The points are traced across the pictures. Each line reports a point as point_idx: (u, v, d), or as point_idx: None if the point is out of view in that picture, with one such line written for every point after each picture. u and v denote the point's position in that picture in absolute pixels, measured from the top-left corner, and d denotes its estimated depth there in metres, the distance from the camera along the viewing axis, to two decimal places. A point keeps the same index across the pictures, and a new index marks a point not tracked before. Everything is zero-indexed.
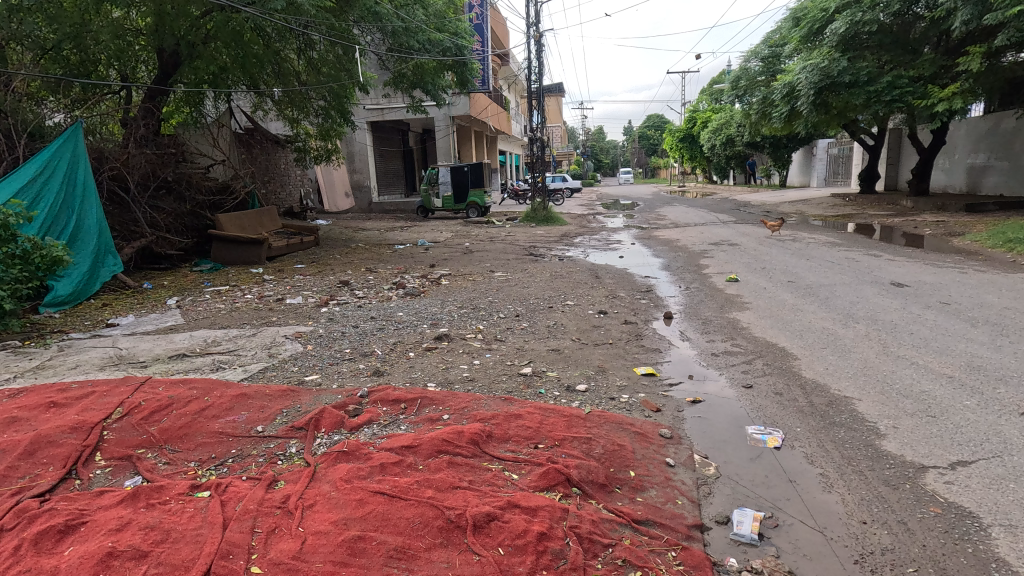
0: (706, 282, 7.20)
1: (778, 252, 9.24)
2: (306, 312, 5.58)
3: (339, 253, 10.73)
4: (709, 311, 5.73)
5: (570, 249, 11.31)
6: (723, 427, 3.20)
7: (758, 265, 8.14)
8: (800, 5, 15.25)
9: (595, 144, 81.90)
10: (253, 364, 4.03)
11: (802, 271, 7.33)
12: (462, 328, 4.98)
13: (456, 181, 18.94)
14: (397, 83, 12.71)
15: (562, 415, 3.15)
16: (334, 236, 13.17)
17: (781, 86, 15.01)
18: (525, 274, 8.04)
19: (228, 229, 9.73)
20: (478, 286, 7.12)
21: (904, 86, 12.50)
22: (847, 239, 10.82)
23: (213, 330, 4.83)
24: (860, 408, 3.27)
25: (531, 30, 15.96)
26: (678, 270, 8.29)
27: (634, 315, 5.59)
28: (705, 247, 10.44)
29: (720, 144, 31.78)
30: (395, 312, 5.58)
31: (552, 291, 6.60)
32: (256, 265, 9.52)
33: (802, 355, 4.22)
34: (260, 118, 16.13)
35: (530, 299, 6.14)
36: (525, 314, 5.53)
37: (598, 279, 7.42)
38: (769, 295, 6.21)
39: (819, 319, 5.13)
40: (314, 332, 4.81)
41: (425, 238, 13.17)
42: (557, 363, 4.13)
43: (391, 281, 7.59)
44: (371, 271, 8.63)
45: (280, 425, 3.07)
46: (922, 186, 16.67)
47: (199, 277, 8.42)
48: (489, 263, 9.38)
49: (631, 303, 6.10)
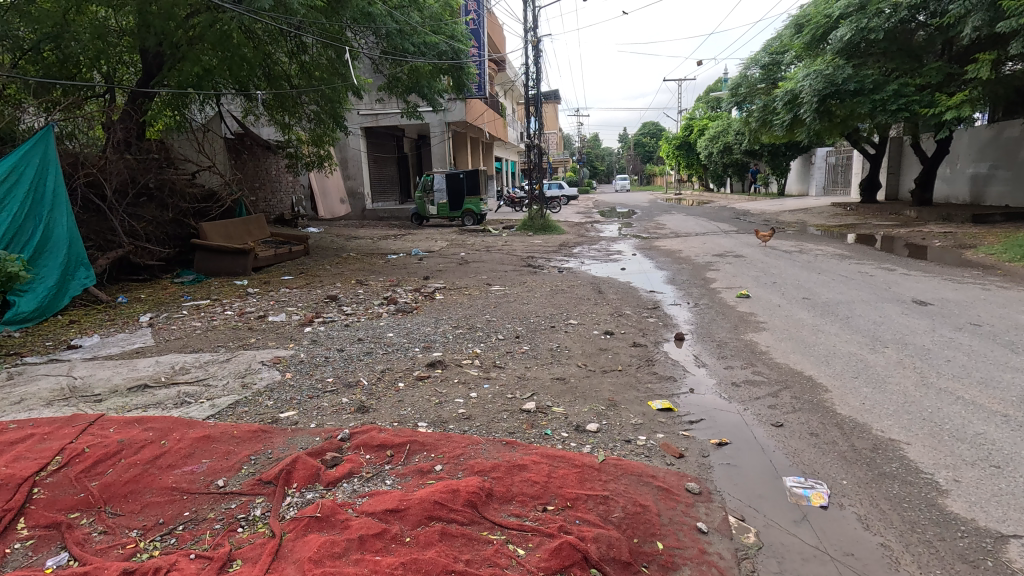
0: (715, 297, 6.82)
1: (786, 265, 8.87)
2: (288, 332, 5.14)
3: (329, 264, 10.30)
4: (724, 332, 5.33)
5: (569, 260, 10.91)
6: (756, 479, 2.79)
7: (769, 279, 7.75)
8: (802, 11, 14.98)
9: (590, 151, 81.74)
10: (224, 397, 3.57)
11: (816, 287, 6.96)
12: (457, 352, 4.56)
13: (451, 187, 18.54)
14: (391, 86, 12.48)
15: (573, 464, 2.73)
16: (325, 245, 12.75)
17: (783, 94, 14.74)
18: (523, 288, 7.63)
19: (213, 239, 9.27)
20: (475, 302, 6.71)
21: (911, 95, 12.19)
22: (856, 250, 10.47)
23: (183, 354, 4.38)
24: (912, 455, 2.88)
25: (528, 35, 15.63)
26: (685, 283, 7.90)
27: (643, 337, 5.18)
28: (710, 258, 10.07)
29: (718, 151, 31.53)
30: (385, 333, 5.14)
31: (553, 308, 6.19)
32: (241, 276, 9.07)
33: (832, 387, 3.82)
34: (251, 122, 15.71)
35: (530, 318, 5.72)
36: (526, 335, 5.11)
37: (601, 294, 7.02)
38: (785, 314, 5.83)
39: (845, 343, 4.73)
40: (295, 357, 4.37)
41: (419, 248, 12.74)
42: (564, 397, 3.71)
43: (382, 295, 7.16)
44: (361, 283, 8.20)
45: (245, 477, 2.63)
46: (925, 196, 16.41)
47: (180, 289, 7.97)
48: (486, 275, 8.97)
49: (638, 322, 5.70)
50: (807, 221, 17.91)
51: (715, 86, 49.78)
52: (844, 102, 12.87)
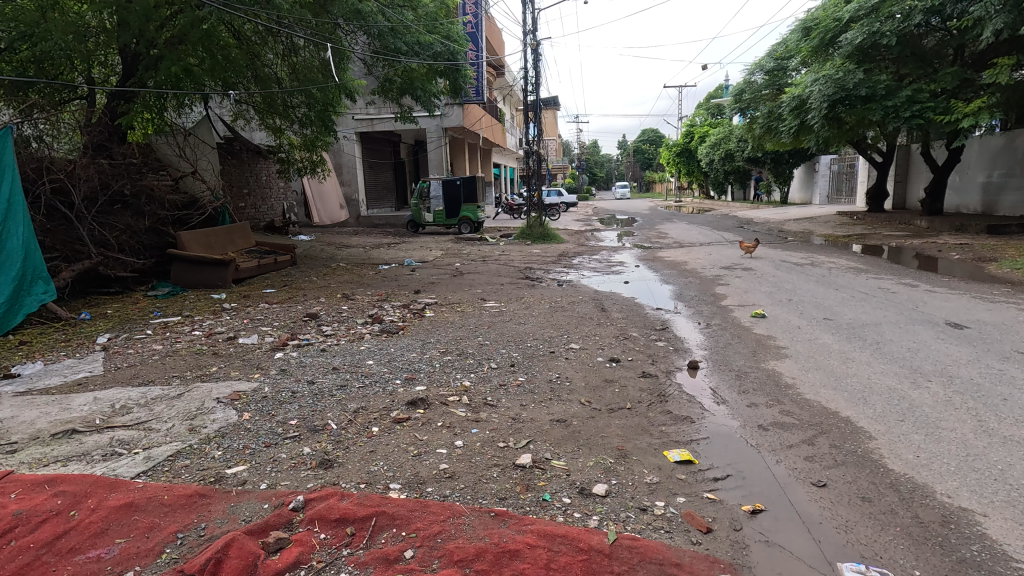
0: (728, 317, 6.29)
1: (799, 280, 8.35)
2: (255, 359, 4.58)
3: (316, 275, 9.76)
4: (742, 360, 4.80)
5: (568, 272, 10.38)
6: (803, 564, 2.24)
7: (783, 295, 7.23)
8: (809, 14, 14.53)
9: (590, 158, 81.56)
10: (167, 446, 3.03)
11: (837, 306, 6.44)
12: (444, 386, 4.00)
13: (447, 194, 18.01)
14: (384, 88, 11.85)
15: (578, 548, 2.19)
16: (314, 254, 12.22)
17: (791, 99, 14.29)
18: (521, 304, 7.10)
19: (192, 250, 8.75)
20: (467, 320, 6.18)
21: (925, 101, 11.71)
22: (870, 263, 9.97)
23: (129, 388, 3.82)
24: (994, 534, 2.35)
25: (528, 38, 15.18)
26: (693, 300, 7.38)
27: (653, 366, 4.64)
28: (718, 271, 9.54)
29: (720, 158, 31.15)
30: (364, 360, 4.60)
31: (552, 329, 5.65)
32: (220, 289, 8.52)
33: (879, 434, 3.28)
34: (241, 126, 15.25)
35: (527, 341, 5.18)
36: (522, 362, 4.57)
37: (604, 313, 6.50)
38: (808, 337, 5.30)
39: (881, 376, 4.19)
40: (259, 391, 3.82)
41: (412, 258, 12.21)
42: (565, 446, 3.17)
43: (367, 312, 6.63)
44: (347, 298, 7.67)
45: (163, 567, 2.08)
46: (936, 206, 15.93)
47: (151, 304, 7.43)
48: (481, 288, 8.45)
49: (646, 347, 5.16)
50: (814, 231, 17.40)
51: (715, 94, 49.65)
52: (855, 108, 12.43)
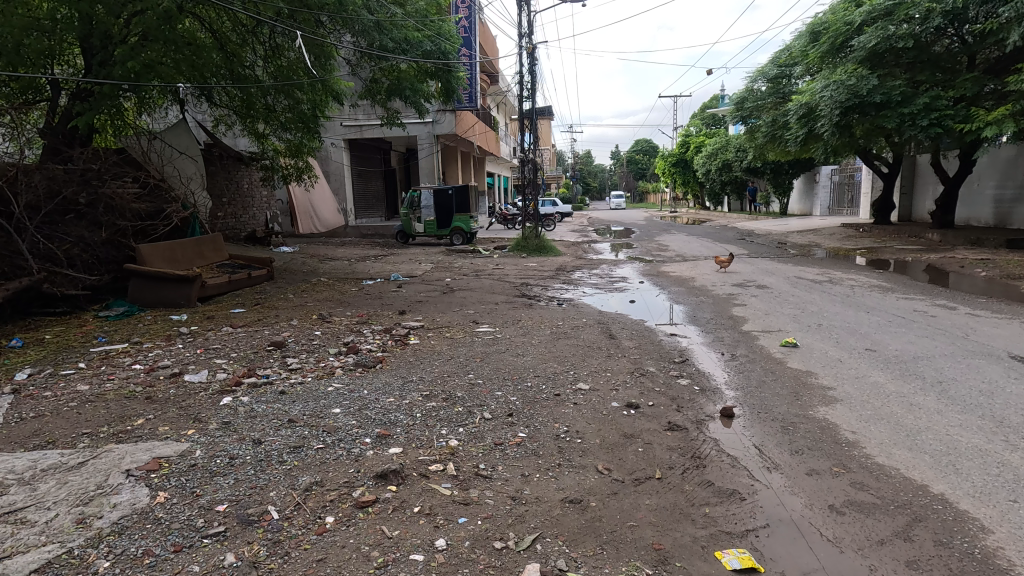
0: (755, 347, 5.52)
1: (823, 300, 7.62)
2: (195, 406, 3.71)
3: (293, 292, 8.94)
4: (783, 405, 4.03)
5: (567, 289, 9.61)
6: None
7: (810, 319, 6.47)
8: (817, 19, 13.98)
9: (583, 169, 81.21)
10: (36, 552, 2.19)
11: (876, 333, 5.69)
12: (424, 448, 3.18)
13: (440, 204, 17.23)
14: (371, 91, 11.10)
15: None
16: (295, 268, 11.40)
17: (798, 107, 13.70)
18: (518, 328, 6.28)
19: (153, 265, 7.93)
20: (457, 350, 5.36)
21: (944, 109, 11.07)
22: (894, 280, 9.26)
23: (15, 455, 2.97)
24: None
25: (523, 41, 14.49)
26: (711, 324, 6.59)
27: (679, 415, 3.84)
28: (731, 290, 8.78)
29: (717, 169, 30.64)
30: (329, 408, 3.77)
31: (555, 363, 4.84)
32: (182, 309, 7.68)
33: (995, 525, 2.50)
34: (221, 131, 14.42)
35: (527, 380, 4.38)
36: (521, 412, 3.76)
37: (613, 340, 5.73)
38: (854, 374, 4.54)
39: (960, 431, 3.42)
40: (187, 458, 2.98)
41: (399, 272, 11.40)
42: (583, 545, 2.36)
43: (342, 340, 5.80)
44: (323, 321, 6.85)
45: None
46: (947, 219, 15.33)
47: (98, 328, 6.55)
48: (473, 309, 7.65)
49: (667, 387, 4.36)
50: (821, 243, 16.70)
51: (710, 104, 49.48)
52: (868, 115, 11.83)
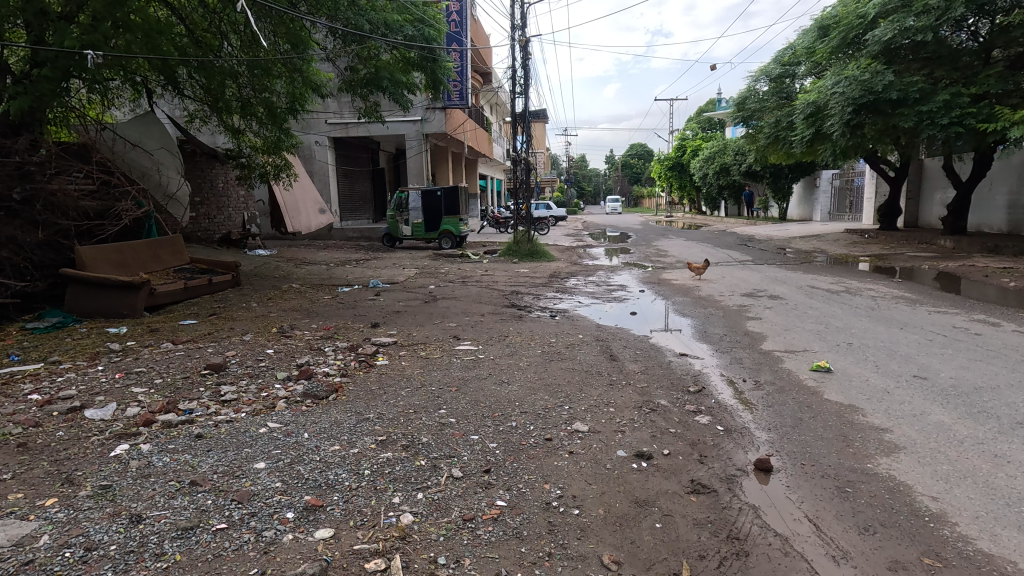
0: (781, 372, 4.70)
1: (846, 313, 6.85)
2: (74, 462, 2.82)
3: (257, 301, 8.06)
4: (832, 453, 3.21)
5: (561, 298, 8.77)
6: None
7: (837, 337, 5.66)
8: (826, 13, 13.32)
9: (577, 173, 80.42)
10: None
11: (919, 357, 4.90)
12: (364, 529, 2.32)
13: (427, 206, 16.36)
14: (351, 83, 10.26)
15: None
16: (266, 273, 10.50)
17: (806, 105, 13.01)
18: (504, 346, 5.43)
19: (95, 269, 7.04)
20: (429, 375, 4.48)
21: (966, 107, 10.31)
22: (916, 291, 8.50)
23: None
24: None
25: (516, 34, 13.73)
26: (726, 342, 5.76)
27: (703, 470, 3.01)
28: (742, 301, 7.96)
29: (714, 173, 29.91)
30: (253, 462, 2.89)
31: (545, 395, 3.98)
32: (125, 319, 6.77)
33: None
34: (195, 126, 13.56)
35: (511, 420, 3.53)
36: (503, 469, 2.90)
37: (614, 362, 4.90)
38: (910, 411, 3.73)
39: None
40: (22, 550, 2.10)
41: (379, 278, 10.54)
42: None
43: (298, 361, 4.94)
44: (285, 335, 6.00)
45: None
46: (959, 225, 14.63)
47: (19, 343, 5.67)
48: (455, 321, 6.79)
49: (685, 429, 3.52)
50: (826, 249, 15.93)
51: (707, 108, 48.97)
52: (883, 113, 11.15)
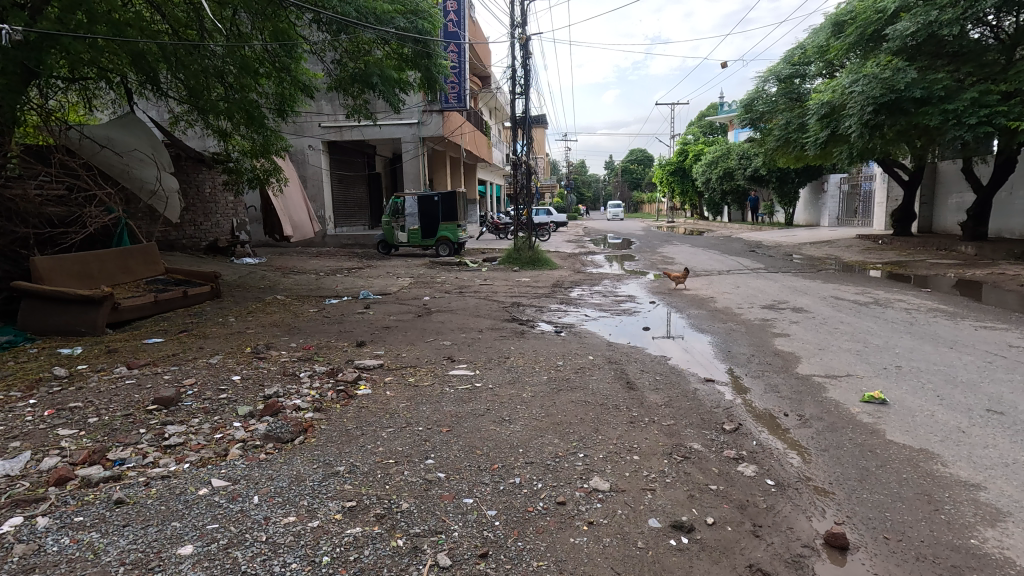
0: (830, 404, 4.03)
1: (883, 329, 6.18)
2: None
3: (235, 315, 7.39)
4: (919, 521, 2.54)
5: (566, 311, 8.10)
6: None
7: (882, 359, 4.98)
8: (840, 9, 12.74)
9: (577, 178, 79.83)
10: None
11: (986, 384, 4.23)
12: None
13: (424, 211, 15.71)
14: (341, 80, 9.63)
15: None
16: (250, 283, 9.83)
17: (820, 105, 12.39)
18: (504, 372, 4.74)
19: (54, 282, 6.40)
20: (416, 411, 3.79)
21: (994, 105, 9.69)
22: (951, 302, 7.84)
23: None
24: None
25: (516, 32, 13.14)
26: (757, 365, 5.08)
27: (762, 549, 2.34)
28: (765, 314, 7.27)
29: (718, 177, 29.30)
30: (177, 545, 2.20)
31: (555, 438, 3.31)
32: (83, 336, 6.10)
33: None
34: (180, 128, 12.94)
35: (515, 475, 2.85)
36: (504, 553, 2.22)
37: (634, 392, 4.23)
38: (1000, 459, 3.06)
39: None
40: None
41: (371, 288, 9.87)
42: None
43: (268, 390, 4.26)
44: (259, 356, 5.34)
45: None
46: (979, 231, 14.01)
47: None
48: (450, 339, 6.14)
49: (728, 485, 2.85)
50: (840, 255, 15.28)
51: (709, 113, 48.32)
52: (904, 112, 10.54)
